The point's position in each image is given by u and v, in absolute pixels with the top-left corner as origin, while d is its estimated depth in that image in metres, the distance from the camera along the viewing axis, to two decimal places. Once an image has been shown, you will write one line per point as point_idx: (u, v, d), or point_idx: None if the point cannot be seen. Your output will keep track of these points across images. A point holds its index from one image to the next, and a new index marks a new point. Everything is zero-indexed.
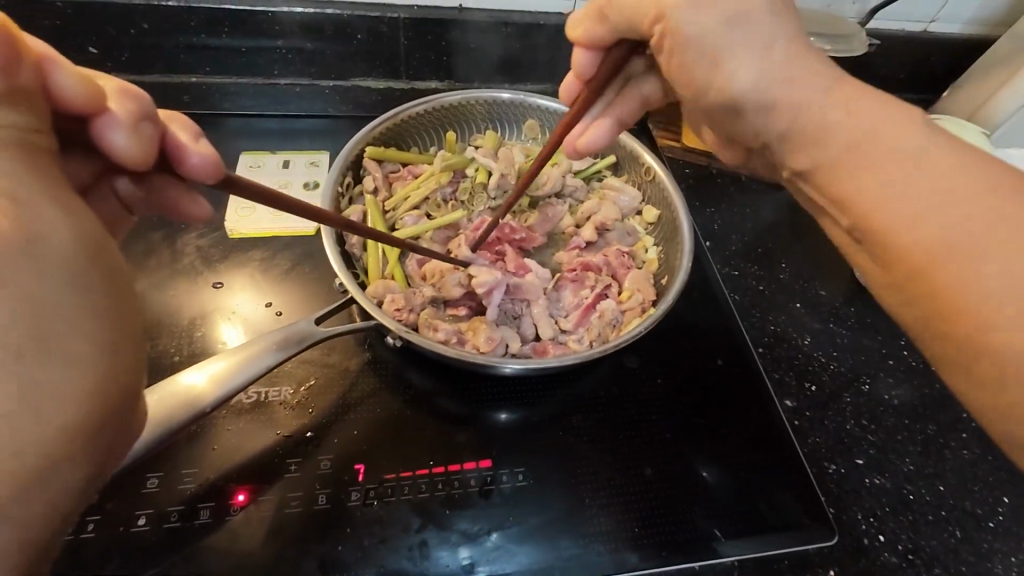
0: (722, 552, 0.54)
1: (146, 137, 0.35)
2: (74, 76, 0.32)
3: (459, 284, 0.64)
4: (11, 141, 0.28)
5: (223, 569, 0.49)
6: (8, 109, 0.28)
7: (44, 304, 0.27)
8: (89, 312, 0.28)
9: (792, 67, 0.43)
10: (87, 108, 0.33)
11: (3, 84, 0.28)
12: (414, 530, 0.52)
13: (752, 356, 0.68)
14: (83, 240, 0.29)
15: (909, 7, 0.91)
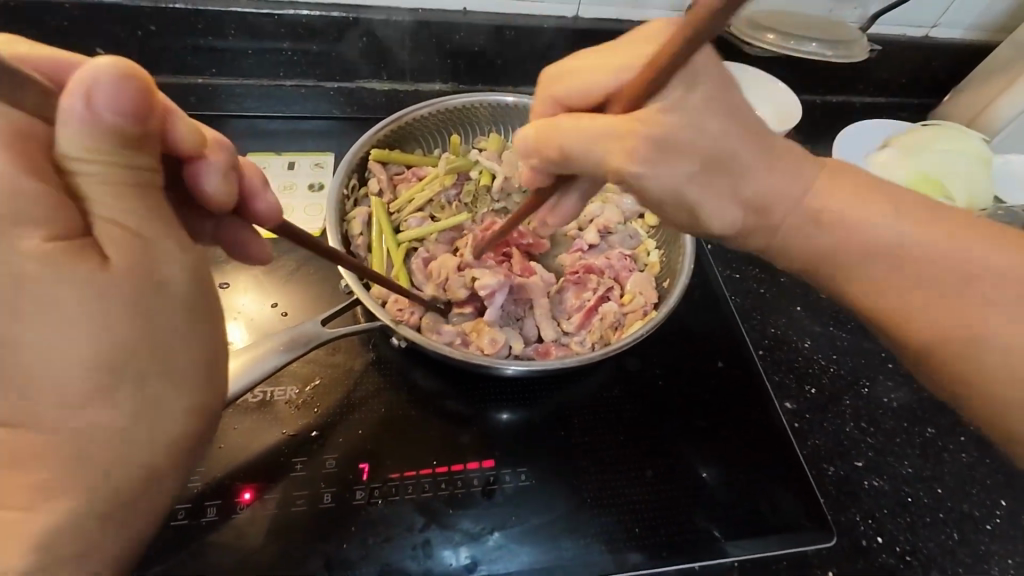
0: (723, 553, 0.54)
1: (234, 184, 0.39)
2: (190, 126, 0.35)
3: (463, 286, 0.64)
4: (132, 178, 0.31)
5: (230, 566, 0.50)
6: (136, 152, 0.31)
7: (161, 338, 0.33)
8: (199, 342, 0.35)
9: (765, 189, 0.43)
10: (192, 152, 0.36)
11: (137, 130, 0.30)
12: (418, 529, 0.53)
13: (753, 358, 0.68)
14: (195, 283, 0.35)
15: (910, 12, 0.92)
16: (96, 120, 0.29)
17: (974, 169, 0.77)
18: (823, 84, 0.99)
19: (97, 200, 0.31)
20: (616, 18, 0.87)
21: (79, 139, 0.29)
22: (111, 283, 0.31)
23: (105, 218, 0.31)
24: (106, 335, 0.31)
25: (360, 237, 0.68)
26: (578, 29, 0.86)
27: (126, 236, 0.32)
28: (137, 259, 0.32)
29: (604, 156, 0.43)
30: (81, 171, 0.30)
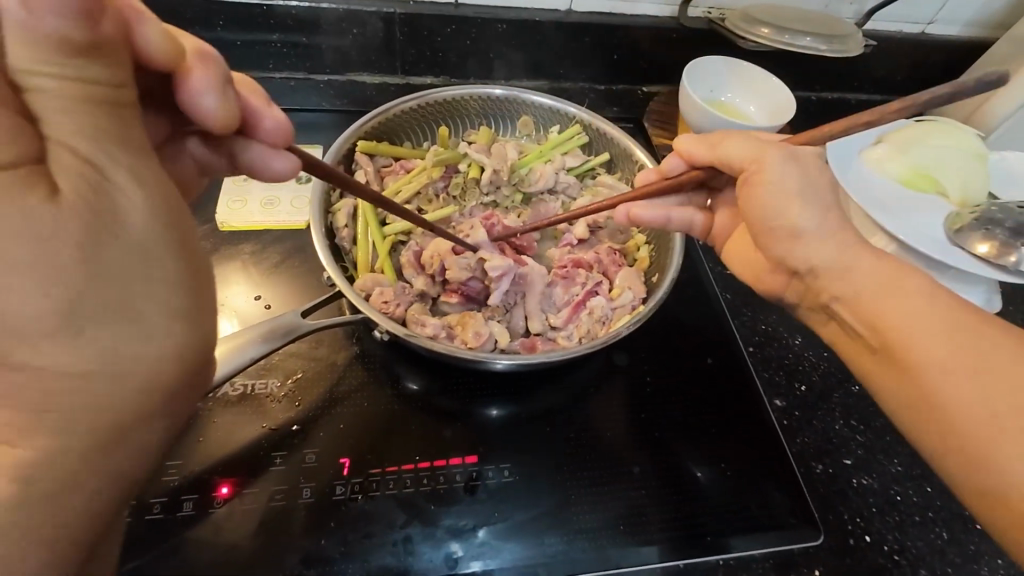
0: (709, 551, 0.54)
1: (233, 99, 0.36)
2: (160, 34, 0.32)
3: (466, 267, 0.64)
4: (99, 98, 0.28)
5: (205, 563, 0.49)
6: (96, 63, 0.27)
7: (124, 278, 0.29)
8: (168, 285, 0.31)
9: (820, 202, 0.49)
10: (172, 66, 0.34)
11: (87, 38, 0.27)
12: (398, 525, 0.52)
13: (743, 355, 0.67)
14: (164, 221, 0.30)
15: (907, 8, 0.91)
16: (41, 28, 0.25)
17: (970, 165, 0.77)
18: (817, 80, 0.99)
19: (49, 123, 0.27)
20: (609, 12, 0.86)
21: (28, 50, 0.26)
22: (57, 223, 0.27)
23: (55, 142, 0.27)
24: (58, 282, 0.27)
25: (344, 229, 0.66)
26: (570, 23, 0.86)
27: (80, 168, 0.27)
28: (88, 198, 0.28)
29: (743, 156, 0.54)
30: (32, 87, 0.26)
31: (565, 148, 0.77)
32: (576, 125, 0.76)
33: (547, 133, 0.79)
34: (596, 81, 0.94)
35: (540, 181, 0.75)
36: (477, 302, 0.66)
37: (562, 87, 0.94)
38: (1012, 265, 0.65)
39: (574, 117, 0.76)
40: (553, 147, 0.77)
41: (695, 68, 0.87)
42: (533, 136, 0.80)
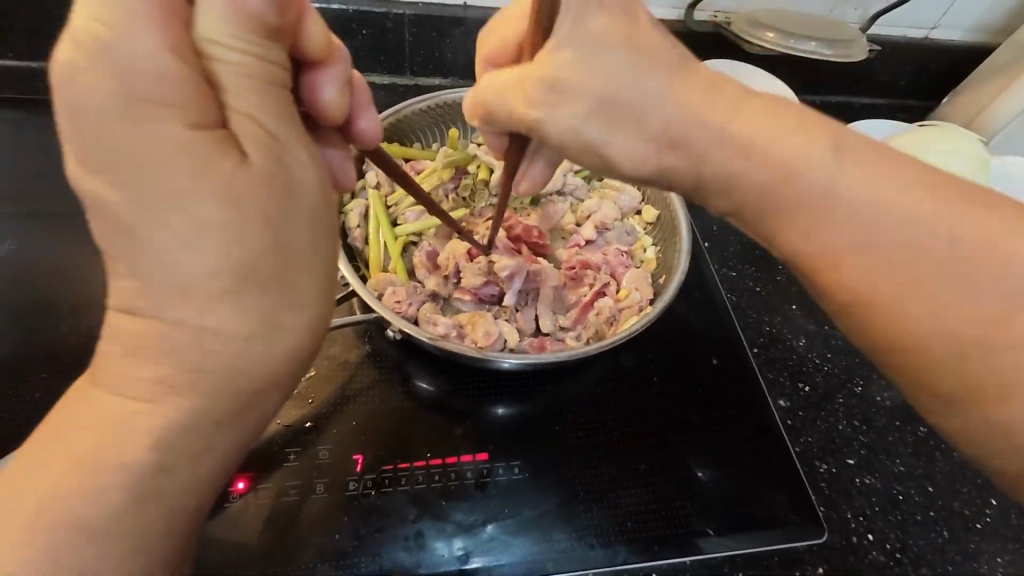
0: (714, 547, 0.55)
1: (348, 96, 0.38)
2: (318, 26, 0.34)
3: (479, 272, 0.65)
4: (271, 79, 0.31)
5: (221, 556, 0.50)
6: (274, 45, 0.30)
7: (288, 246, 0.32)
8: (317, 257, 0.34)
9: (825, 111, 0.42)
10: (315, 58, 0.35)
11: (276, 22, 0.30)
12: (410, 520, 0.53)
13: (748, 356, 0.68)
14: (324, 197, 0.34)
15: (912, 13, 0.92)
16: (245, 7, 0.28)
17: (972, 171, 0.77)
18: (822, 84, 1.00)
19: (232, 91, 0.30)
20: None
21: (228, 28, 0.28)
22: (246, 188, 0.30)
23: (239, 110, 0.30)
24: (239, 243, 0.30)
25: (356, 230, 0.67)
26: None
27: (262, 135, 0.31)
28: (272, 167, 0.31)
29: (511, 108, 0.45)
30: (220, 58, 0.29)
31: None
32: None
33: None
34: None
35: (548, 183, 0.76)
36: (490, 303, 0.66)
37: None
38: None
39: None
40: None
41: None
42: None
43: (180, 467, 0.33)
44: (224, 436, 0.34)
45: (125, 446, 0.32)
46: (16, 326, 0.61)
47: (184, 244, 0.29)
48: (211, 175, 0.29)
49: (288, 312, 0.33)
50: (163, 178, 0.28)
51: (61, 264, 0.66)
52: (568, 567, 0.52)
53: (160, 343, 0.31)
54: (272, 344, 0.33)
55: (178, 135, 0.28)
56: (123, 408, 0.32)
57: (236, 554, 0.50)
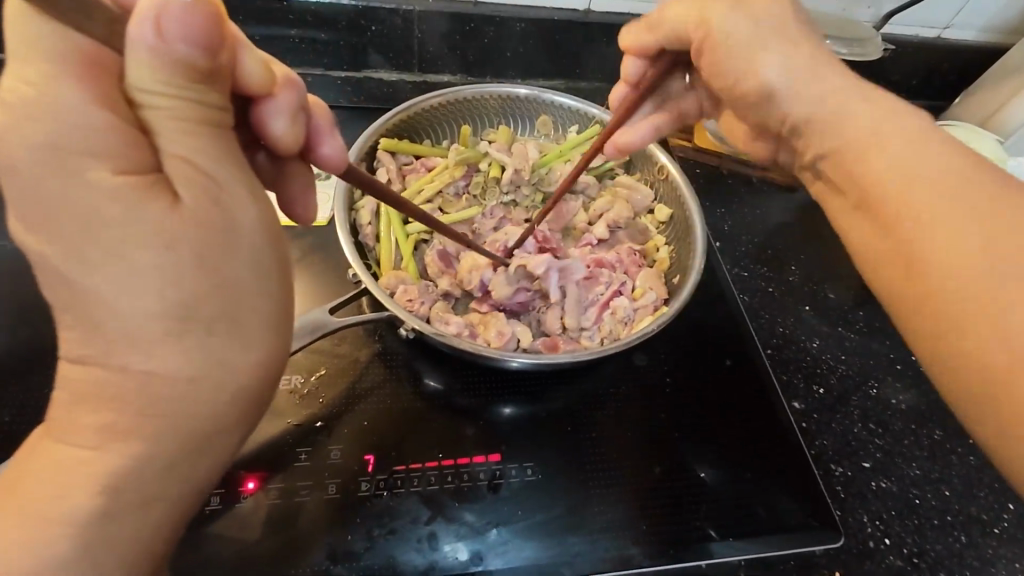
0: (728, 552, 0.54)
1: (302, 127, 0.36)
2: (256, 59, 0.33)
3: (507, 279, 0.64)
4: (211, 122, 0.29)
5: (232, 558, 0.49)
6: (209, 88, 0.29)
7: (228, 286, 0.31)
8: (264, 292, 0.32)
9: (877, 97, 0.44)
10: (257, 91, 0.33)
11: (206, 65, 0.28)
12: (423, 521, 0.52)
13: (762, 357, 0.68)
14: (267, 228, 0.32)
15: (925, 12, 0.91)
16: (169, 52, 0.27)
17: None
18: None
19: (165, 134, 0.28)
20: (628, 13, 0.87)
21: (153, 72, 0.27)
22: (180, 230, 0.29)
23: (173, 153, 0.29)
24: (173, 285, 0.29)
25: (368, 226, 0.66)
26: (589, 23, 0.85)
27: (197, 176, 0.29)
28: (205, 207, 0.29)
29: None
30: (149, 104, 0.28)
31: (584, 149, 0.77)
32: (596, 125, 0.76)
33: (565, 133, 0.79)
34: (611, 82, 0.94)
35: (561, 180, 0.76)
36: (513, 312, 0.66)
37: (578, 87, 0.94)
38: None
39: (595, 118, 0.76)
40: (572, 147, 0.77)
41: None
42: (551, 136, 0.80)
43: (136, 514, 0.32)
44: (181, 477, 0.33)
45: (72, 493, 0.31)
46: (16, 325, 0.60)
47: (118, 290, 0.29)
48: (143, 221, 0.28)
49: (228, 350, 0.32)
50: (96, 225, 0.28)
51: None
52: (583, 570, 0.51)
53: (102, 391, 0.30)
54: (220, 387, 0.32)
55: (107, 183, 0.27)
56: (69, 457, 0.31)
57: (246, 556, 0.49)
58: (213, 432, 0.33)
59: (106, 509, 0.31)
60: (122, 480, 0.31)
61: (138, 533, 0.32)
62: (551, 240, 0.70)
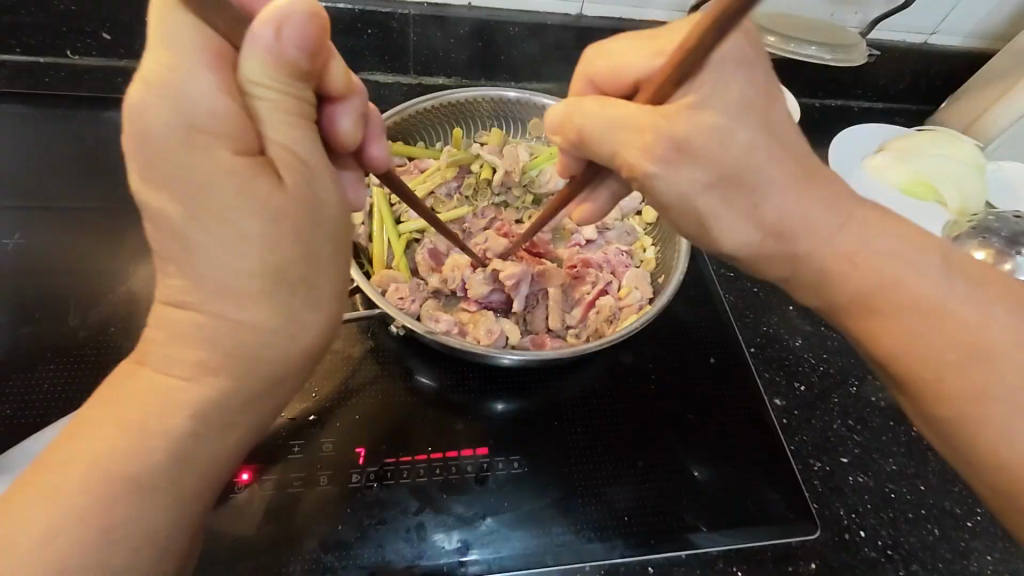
0: (705, 542, 0.56)
1: (362, 129, 0.39)
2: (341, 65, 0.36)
3: (484, 282, 0.65)
4: (303, 115, 0.33)
5: (229, 549, 0.51)
6: (303, 84, 0.33)
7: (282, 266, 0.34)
8: (336, 266, 0.36)
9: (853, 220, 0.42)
10: (337, 92, 0.36)
11: (307, 66, 0.32)
12: (412, 512, 0.54)
13: (745, 355, 0.69)
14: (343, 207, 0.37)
15: (912, 18, 0.93)
16: (282, 52, 0.30)
17: (971, 174, 0.77)
18: (821, 88, 1.01)
19: (272, 126, 0.32)
20: (620, 18, 0.88)
21: (265, 68, 0.31)
22: (284, 206, 0.33)
23: (276, 141, 0.32)
24: (274, 252, 0.33)
25: (361, 226, 0.68)
26: (581, 27, 0.87)
27: (298, 162, 0.33)
28: (303, 184, 0.33)
29: (617, 145, 0.43)
30: (259, 96, 0.31)
31: None
32: None
33: None
34: None
35: (550, 181, 0.77)
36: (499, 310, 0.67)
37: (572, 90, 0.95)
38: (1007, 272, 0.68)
39: None
40: None
41: None
42: (543, 139, 0.82)
43: (211, 444, 0.34)
44: (250, 413, 0.35)
45: (165, 420, 0.33)
46: (23, 320, 0.62)
47: (224, 249, 0.32)
48: (252, 194, 0.32)
49: (304, 313, 0.35)
50: (210, 190, 0.31)
51: (64, 259, 0.67)
52: (566, 560, 0.53)
53: (199, 330, 0.33)
54: (295, 337, 0.35)
55: (225, 159, 0.31)
56: (165, 386, 0.33)
57: (242, 545, 0.51)
58: (277, 377, 0.35)
59: (186, 440, 0.33)
60: (205, 412, 0.34)
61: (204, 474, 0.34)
62: (538, 245, 0.72)
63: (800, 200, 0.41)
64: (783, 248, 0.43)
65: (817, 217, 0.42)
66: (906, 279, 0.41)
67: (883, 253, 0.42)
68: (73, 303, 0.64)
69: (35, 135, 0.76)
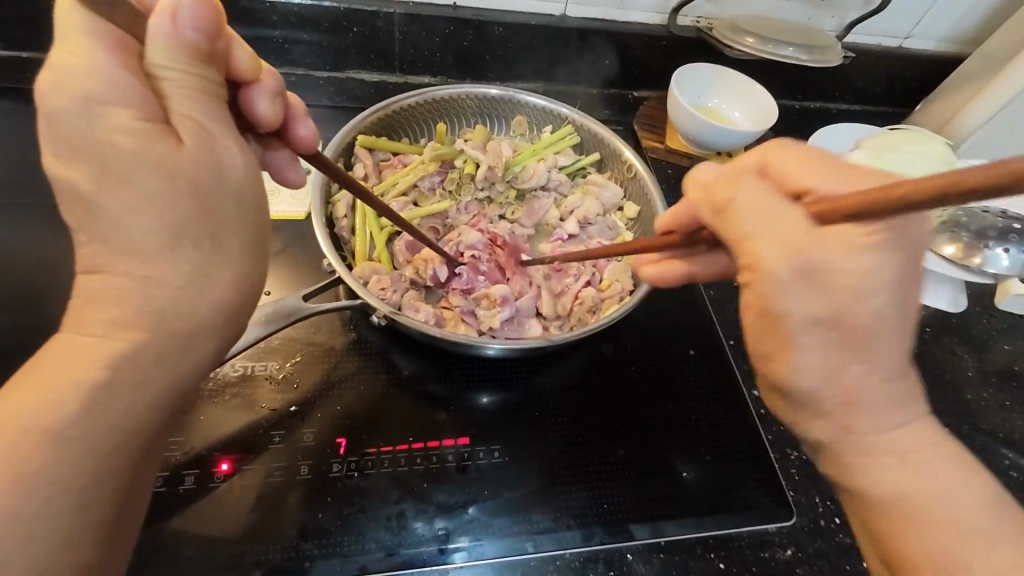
0: (685, 528, 0.57)
1: (281, 108, 0.40)
2: (248, 51, 0.37)
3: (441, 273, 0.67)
4: (211, 93, 0.34)
5: (203, 541, 0.51)
6: (209, 67, 0.34)
7: (214, 221, 0.34)
8: (246, 220, 0.36)
9: (847, 339, 0.33)
10: (247, 76, 0.37)
11: (208, 47, 0.33)
12: (393, 500, 0.54)
13: (724, 347, 0.71)
14: (258, 184, 0.37)
15: (885, 22, 0.95)
16: (182, 35, 0.31)
17: (938, 171, 0.81)
18: (800, 90, 1.03)
19: (176, 100, 0.33)
20: (602, 18, 0.90)
21: (165, 49, 0.32)
22: (184, 164, 0.32)
23: (179, 112, 0.33)
24: (171, 209, 0.33)
25: (344, 219, 0.68)
26: (565, 28, 0.89)
27: (199, 129, 0.33)
28: (202, 147, 0.33)
29: (765, 239, 0.33)
30: (162, 75, 0.32)
31: (557, 148, 0.80)
32: (568, 125, 0.80)
33: (540, 132, 0.82)
34: (588, 85, 0.97)
35: (534, 178, 0.78)
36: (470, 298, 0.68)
37: (555, 90, 0.96)
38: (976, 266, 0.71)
39: (567, 118, 0.79)
40: (546, 146, 0.80)
41: (683, 74, 0.90)
42: (527, 136, 0.83)
43: (124, 402, 0.34)
44: (165, 370, 0.35)
45: (75, 376, 0.33)
46: None
47: (121, 210, 0.32)
48: (150, 155, 0.31)
49: (219, 285, 0.35)
50: (105, 154, 0.31)
51: (35, 248, 0.66)
52: (546, 548, 0.54)
53: (126, 315, 0.33)
54: (202, 292, 0.35)
55: (125, 124, 0.31)
56: (78, 346, 0.33)
57: (215, 538, 0.51)
58: (196, 333, 0.35)
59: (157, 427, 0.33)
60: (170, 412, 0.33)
61: (117, 435, 0.34)
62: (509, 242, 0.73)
63: (883, 392, 0.35)
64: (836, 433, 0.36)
65: (873, 376, 0.34)
66: (905, 476, 0.36)
67: (893, 417, 0.36)
68: (46, 294, 0.63)
69: (9, 129, 0.75)
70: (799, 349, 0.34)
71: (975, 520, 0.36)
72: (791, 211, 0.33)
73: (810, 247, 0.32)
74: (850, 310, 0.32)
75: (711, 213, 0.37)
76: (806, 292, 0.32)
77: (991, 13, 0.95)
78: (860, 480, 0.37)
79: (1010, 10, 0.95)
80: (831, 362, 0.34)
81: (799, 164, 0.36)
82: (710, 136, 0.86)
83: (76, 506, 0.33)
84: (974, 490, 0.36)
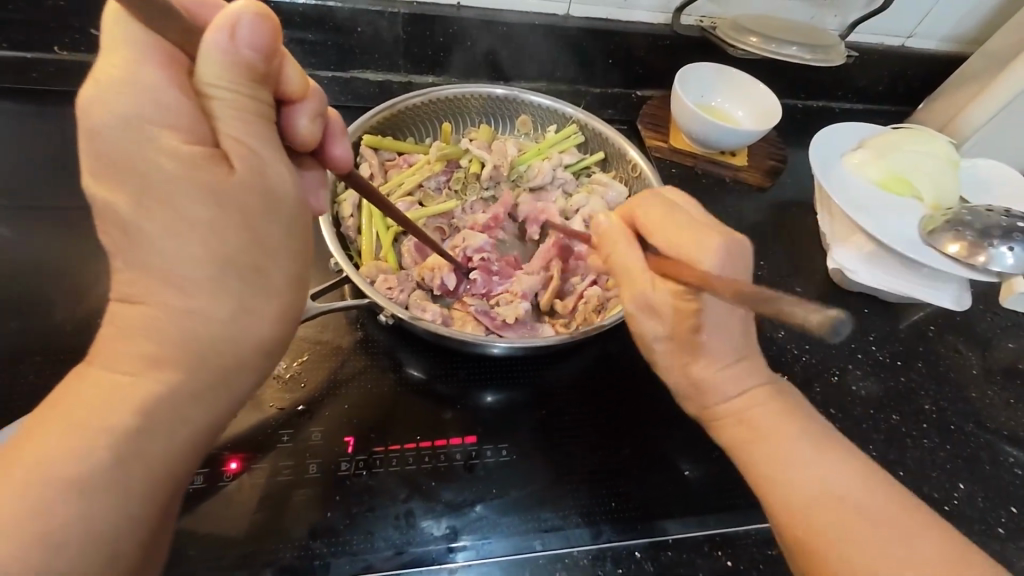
0: (691, 526, 0.57)
1: (320, 128, 0.40)
2: (298, 71, 0.37)
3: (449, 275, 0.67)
4: (261, 114, 0.34)
5: (213, 541, 0.51)
6: (260, 88, 0.34)
7: (261, 244, 0.35)
8: (293, 252, 0.37)
9: (694, 344, 0.45)
10: (294, 94, 0.38)
11: (263, 67, 0.33)
12: (401, 499, 0.54)
13: None
14: (303, 204, 0.37)
15: (887, 22, 0.95)
16: (238, 54, 0.32)
17: (942, 170, 0.81)
18: (803, 89, 1.03)
19: (224, 121, 0.33)
20: (605, 17, 0.90)
21: (220, 69, 0.32)
22: (234, 189, 0.33)
23: (229, 134, 0.33)
24: (219, 235, 0.33)
25: (349, 219, 0.69)
26: (569, 28, 0.89)
27: (247, 152, 0.33)
28: (253, 173, 0.34)
29: (626, 275, 0.45)
30: (213, 95, 0.32)
31: (562, 147, 0.80)
32: (573, 124, 0.80)
33: (545, 132, 0.82)
34: (592, 84, 0.97)
35: (538, 177, 0.78)
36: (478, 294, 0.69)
37: (560, 89, 0.96)
38: (981, 264, 0.70)
39: (571, 117, 0.79)
40: (551, 145, 0.80)
41: (686, 73, 0.91)
42: (531, 135, 0.83)
43: (162, 436, 0.34)
44: (200, 400, 0.35)
45: (111, 415, 0.33)
46: (6, 316, 0.62)
47: (168, 234, 0.32)
48: (202, 176, 0.32)
49: (262, 306, 0.36)
50: (149, 175, 0.31)
51: (44, 252, 0.66)
52: (554, 546, 0.54)
53: (151, 324, 0.34)
54: (241, 321, 0.35)
55: (176, 148, 0.32)
56: (113, 378, 0.34)
57: (224, 539, 0.51)
58: (232, 361, 0.36)
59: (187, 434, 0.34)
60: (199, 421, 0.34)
61: (153, 465, 0.34)
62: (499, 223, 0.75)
63: (728, 374, 0.45)
64: (696, 400, 0.47)
65: (723, 356, 0.45)
66: (753, 433, 0.44)
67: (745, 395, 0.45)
68: (55, 298, 0.63)
69: (16, 132, 0.75)
70: (653, 354, 0.47)
71: (816, 465, 0.42)
72: (637, 259, 0.45)
73: (647, 289, 0.44)
74: (681, 329, 0.45)
75: (597, 252, 0.49)
76: (652, 318, 0.45)
77: (994, 13, 0.95)
78: (742, 457, 0.45)
79: (1013, 9, 0.95)
80: (689, 353, 0.45)
81: (659, 214, 0.46)
82: (714, 136, 0.86)
83: (108, 539, 0.33)
84: (846, 469, 0.42)
